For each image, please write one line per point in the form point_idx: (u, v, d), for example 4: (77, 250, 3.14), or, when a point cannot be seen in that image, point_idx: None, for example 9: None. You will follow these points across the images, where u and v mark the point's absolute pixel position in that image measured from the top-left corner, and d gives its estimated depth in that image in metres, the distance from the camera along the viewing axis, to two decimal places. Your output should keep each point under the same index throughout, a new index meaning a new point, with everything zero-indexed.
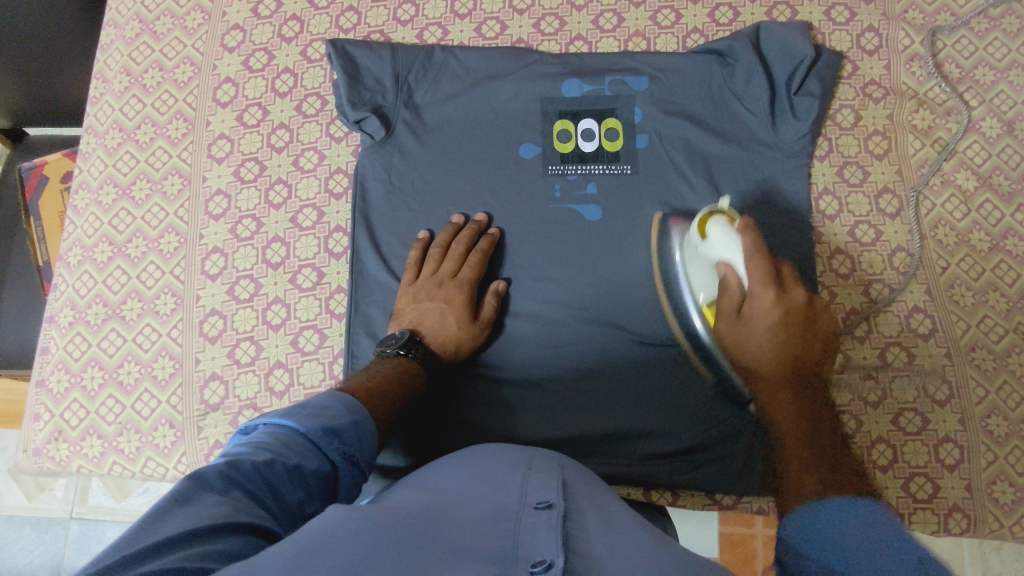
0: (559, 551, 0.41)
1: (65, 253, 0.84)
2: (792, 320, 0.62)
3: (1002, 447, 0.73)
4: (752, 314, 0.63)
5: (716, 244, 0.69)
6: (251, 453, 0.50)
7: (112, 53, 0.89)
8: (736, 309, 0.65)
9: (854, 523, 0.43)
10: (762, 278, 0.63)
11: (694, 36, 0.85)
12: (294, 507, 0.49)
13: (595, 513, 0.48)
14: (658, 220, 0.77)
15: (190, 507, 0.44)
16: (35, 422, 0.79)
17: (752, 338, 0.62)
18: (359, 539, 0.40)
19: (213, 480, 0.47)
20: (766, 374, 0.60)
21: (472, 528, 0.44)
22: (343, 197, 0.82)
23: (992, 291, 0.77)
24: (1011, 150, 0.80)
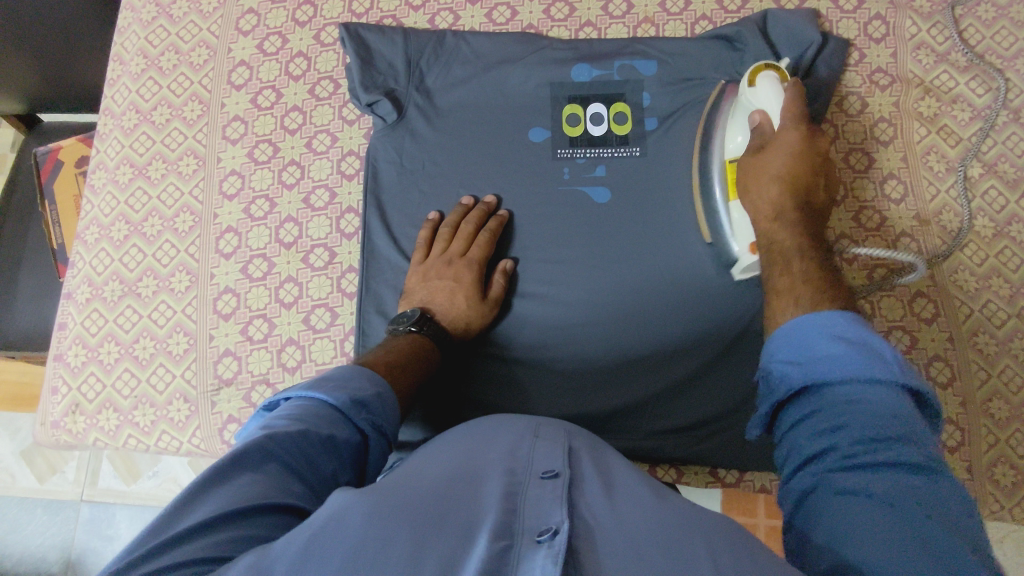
0: (563, 519, 0.42)
1: (82, 231, 0.85)
2: (811, 161, 0.65)
3: (1002, 429, 0.74)
4: (778, 148, 0.65)
5: (759, 94, 0.69)
6: (286, 424, 0.50)
7: (129, 36, 0.90)
8: (760, 148, 0.67)
9: (840, 342, 0.49)
10: (794, 121, 0.65)
11: (703, 23, 0.86)
12: (329, 475, 0.50)
13: (599, 479, 0.48)
14: (721, 87, 0.79)
15: (227, 485, 0.45)
16: (53, 395, 0.81)
17: (770, 168, 0.65)
18: (369, 520, 0.41)
19: (253, 454, 0.47)
20: (774, 212, 0.64)
21: (479, 501, 0.45)
22: (355, 178, 0.83)
23: (996, 277, 0.77)
24: (1016, 138, 0.81)
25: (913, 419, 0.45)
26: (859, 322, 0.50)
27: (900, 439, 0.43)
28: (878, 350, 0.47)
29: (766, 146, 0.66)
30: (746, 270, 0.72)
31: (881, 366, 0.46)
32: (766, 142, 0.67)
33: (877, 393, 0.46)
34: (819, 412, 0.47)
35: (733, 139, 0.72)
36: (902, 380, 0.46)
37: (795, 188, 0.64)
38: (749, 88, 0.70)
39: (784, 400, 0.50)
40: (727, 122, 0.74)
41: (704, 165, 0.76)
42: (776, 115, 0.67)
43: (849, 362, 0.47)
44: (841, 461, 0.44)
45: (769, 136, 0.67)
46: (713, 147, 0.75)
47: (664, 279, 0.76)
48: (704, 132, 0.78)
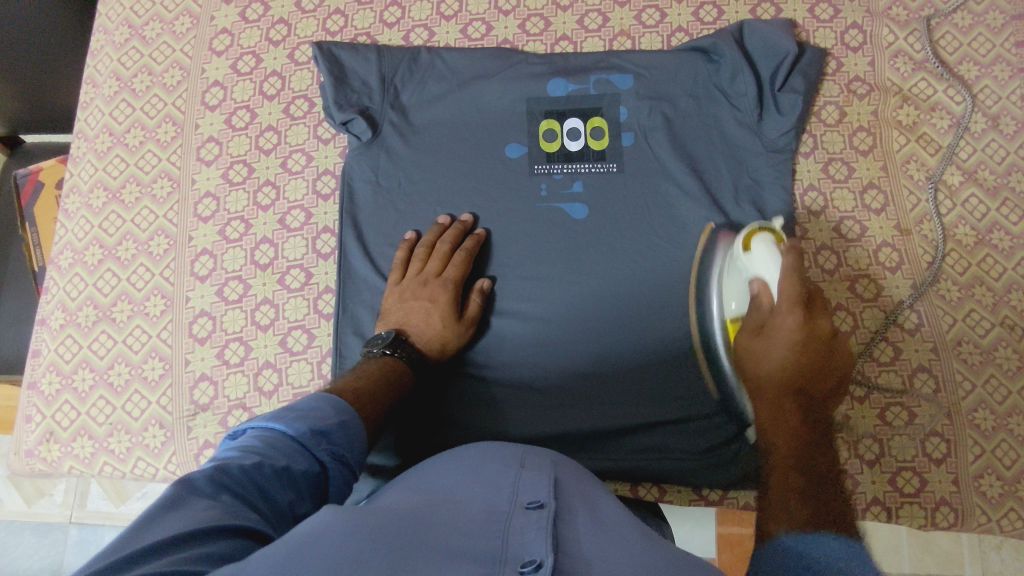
0: (548, 551, 0.41)
1: (56, 256, 0.84)
2: (812, 347, 0.63)
3: (989, 441, 0.73)
4: (776, 332, 0.64)
5: (756, 259, 0.69)
6: (239, 456, 0.50)
7: (102, 59, 0.90)
8: (758, 325, 0.66)
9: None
10: (789, 301, 0.63)
11: (679, 35, 0.85)
12: (284, 507, 0.49)
13: (586, 513, 0.48)
14: (707, 232, 0.76)
15: (181, 510, 0.44)
16: (27, 423, 0.79)
17: (770, 356, 0.64)
18: (351, 541, 0.40)
19: (203, 485, 0.47)
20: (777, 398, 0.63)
21: (463, 526, 0.44)
22: (331, 198, 0.82)
23: (979, 285, 0.77)
24: (996, 145, 0.80)
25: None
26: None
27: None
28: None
29: (765, 328, 0.65)
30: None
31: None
32: (767, 320, 0.65)
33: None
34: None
35: (730, 304, 0.72)
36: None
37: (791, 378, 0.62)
38: (744, 253, 0.71)
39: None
40: (722, 281, 0.73)
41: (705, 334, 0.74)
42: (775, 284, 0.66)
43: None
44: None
45: (768, 312, 0.66)
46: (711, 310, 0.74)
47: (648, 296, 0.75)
48: (698, 278, 0.75)
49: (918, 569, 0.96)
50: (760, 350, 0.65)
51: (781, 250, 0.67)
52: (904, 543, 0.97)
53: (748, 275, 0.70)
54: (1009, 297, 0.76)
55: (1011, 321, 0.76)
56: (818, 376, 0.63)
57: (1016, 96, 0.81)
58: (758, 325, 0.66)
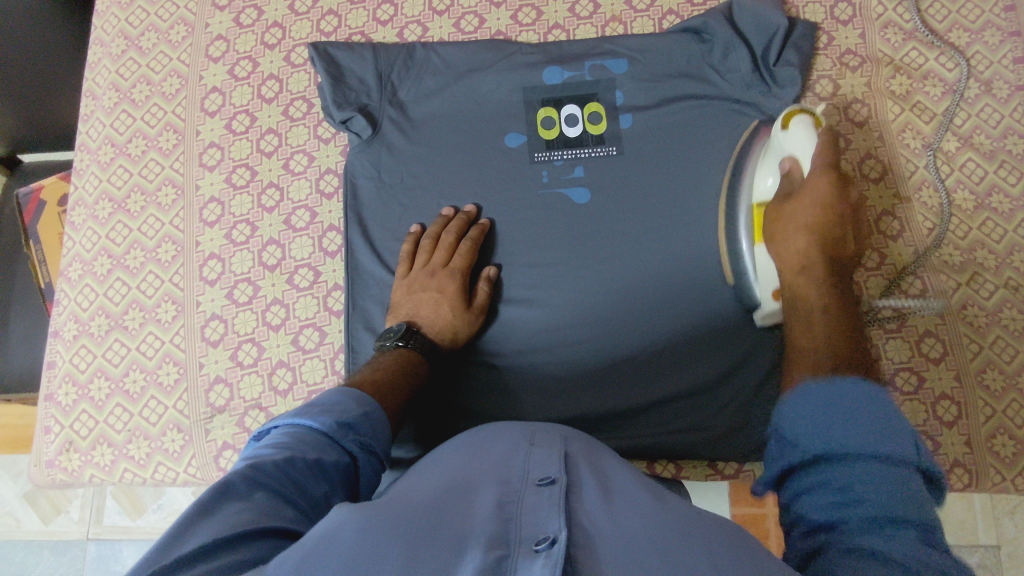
0: (561, 526, 0.41)
1: (65, 268, 0.85)
2: (841, 210, 0.63)
3: (999, 401, 0.74)
4: (808, 195, 0.64)
5: (793, 138, 0.67)
6: (271, 453, 0.50)
7: (100, 71, 0.90)
8: (786, 196, 0.66)
9: (844, 404, 0.43)
10: (822, 167, 0.64)
11: (670, 18, 0.86)
12: (320, 498, 0.50)
13: (596, 482, 0.48)
14: (750, 129, 0.77)
15: (220, 511, 0.44)
16: (46, 435, 0.80)
17: (799, 216, 0.63)
18: (365, 536, 0.40)
19: (239, 485, 0.47)
20: (800, 261, 0.62)
21: (474, 510, 0.44)
22: (334, 196, 0.83)
23: (981, 249, 0.78)
24: (990, 109, 0.81)
25: (931, 507, 0.38)
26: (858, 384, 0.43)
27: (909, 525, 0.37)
28: (892, 420, 0.41)
29: (793, 194, 0.65)
30: (769, 315, 0.71)
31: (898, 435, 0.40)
32: (795, 188, 0.66)
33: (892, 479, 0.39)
34: (824, 488, 0.41)
35: (762, 181, 0.70)
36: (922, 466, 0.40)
37: (822, 233, 0.62)
38: (782, 132, 0.68)
39: (788, 469, 0.44)
40: (758, 164, 0.72)
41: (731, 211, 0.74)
42: (809, 159, 0.65)
43: (856, 437, 0.41)
44: (843, 555, 0.37)
45: (798, 184, 0.66)
46: (743, 189, 0.73)
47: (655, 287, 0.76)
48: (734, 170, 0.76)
49: None
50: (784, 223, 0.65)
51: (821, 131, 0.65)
52: None
53: (781, 155, 0.69)
54: (1011, 258, 0.77)
55: (1014, 282, 0.76)
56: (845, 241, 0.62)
57: (1007, 60, 0.82)
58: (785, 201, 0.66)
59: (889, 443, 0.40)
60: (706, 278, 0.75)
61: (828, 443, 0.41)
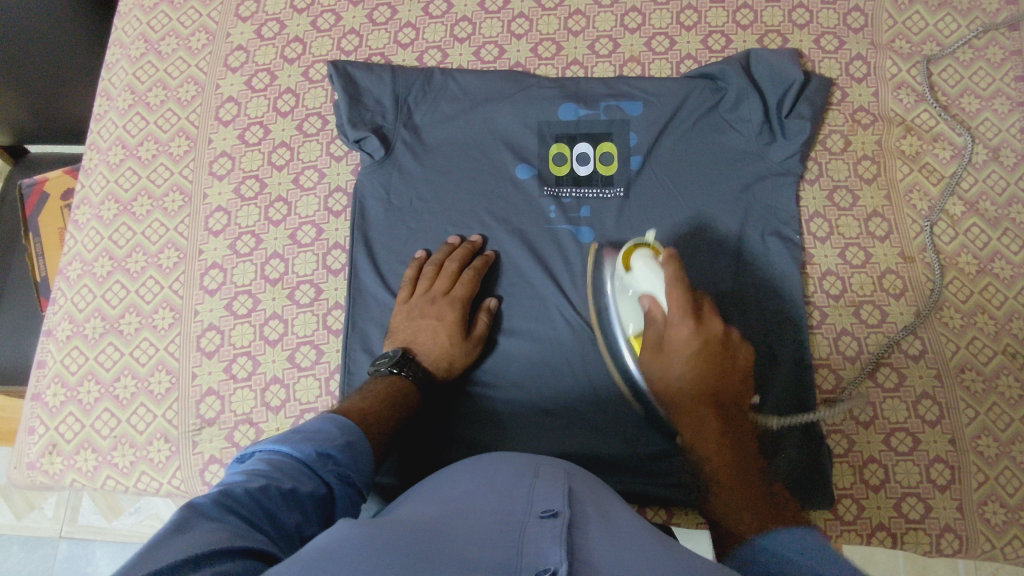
0: (561, 556, 0.40)
1: (64, 267, 0.84)
2: (709, 353, 0.66)
3: (992, 467, 0.74)
4: (674, 350, 0.66)
5: (640, 278, 0.69)
6: (244, 480, 0.49)
7: (117, 72, 0.91)
8: (655, 339, 0.68)
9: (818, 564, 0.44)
10: (679, 310, 0.66)
11: (688, 62, 0.87)
12: (291, 530, 0.48)
13: (600, 519, 0.47)
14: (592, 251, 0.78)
15: (188, 534, 0.42)
16: (30, 435, 0.79)
17: (672, 376, 0.66)
18: (363, 556, 0.39)
19: (209, 509, 0.45)
20: (694, 424, 0.65)
21: (475, 539, 0.43)
22: (342, 215, 0.83)
23: (980, 313, 0.78)
24: (996, 176, 0.82)
25: None
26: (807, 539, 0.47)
27: None
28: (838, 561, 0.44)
29: (664, 346, 0.67)
30: None
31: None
32: (662, 338, 0.68)
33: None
34: None
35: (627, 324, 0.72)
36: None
37: (699, 388, 0.65)
38: (626, 273, 0.72)
39: None
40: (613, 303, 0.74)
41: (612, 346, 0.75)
42: (663, 299, 0.67)
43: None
44: None
45: (662, 328, 0.68)
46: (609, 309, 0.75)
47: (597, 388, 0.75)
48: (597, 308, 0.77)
49: None
50: (662, 379, 0.67)
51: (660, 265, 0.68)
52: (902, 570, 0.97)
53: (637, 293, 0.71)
54: (1011, 325, 0.77)
55: (1012, 349, 0.77)
56: (725, 379, 0.66)
57: (1015, 129, 0.83)
58: (657, 341, 0.68)
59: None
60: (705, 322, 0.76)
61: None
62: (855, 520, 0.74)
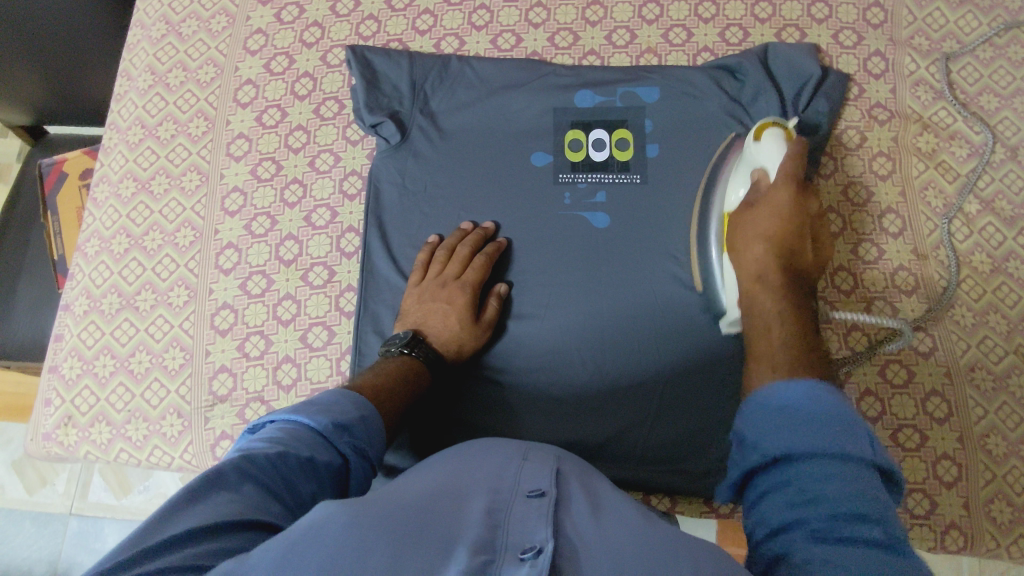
0: (548, 537, 0.41)
1: (83, 243, 0.86)
2: (799, 223, 0.62)
3: (999, 466, 0.74)
4: (768, 206, 0.64)
5: (764, 150, 0.69)
6: (265, 446, 0.50)
7: (138, 53, 0.92)
8: (751, 201, 0.66)
9: (805, 408, 0.45)
10: (785, 180, 0.64)
11: (705, 54, 0.87)
12: (308, 497, 0.49)
13: (586, 499, 0.48)
14: (727, 142, 0.79)
15: (202, 502, 0.44)
16: (46, 407, 0.80)
17: (757, 227, 0.63)
18: (354, 531, 0.39)
19: (228, 475, 0.46)
20: (758, 272, 0.61)
21: (456, 511, 0.44)
22: (357, 198, 0.84)
23: (993, 312, 0.78)
24: (1013, 175, 0.82)
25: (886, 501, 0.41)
26: (814, 384, 0.46)
27: (866, 520, 0.39)
28: (842, 418, 0.44)
29: (757, 203, 0.65)
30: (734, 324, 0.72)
31: (847, 442, 0.42)
32: (757, 200, 0.66)
33: (856, 474, 0.41)
34: (788, 488, 0.43)
35: (735, 192, 0.72)
36: (875, 461, 0.42)
37: (781, 242, 0.61)
38: (754, 144, 0.71)
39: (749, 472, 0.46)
40: (732, 176, 0.74)
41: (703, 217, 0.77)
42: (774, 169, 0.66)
43: (813, 433, 0.43)
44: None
45: (761, 192, 0.66)
46: (715, 199, 0.76)
47: (632, 304, 0.76)
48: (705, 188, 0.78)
49: None
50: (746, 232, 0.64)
51: (788, 143, 0.67)
52: None
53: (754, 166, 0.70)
54: None
55: None
56: (805, 244, 0.62)
57: None
58: (752, 202, 0.66)
59: (841, 443, 0.42)
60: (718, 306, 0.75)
61: (781, 444, 0.44)
62: None
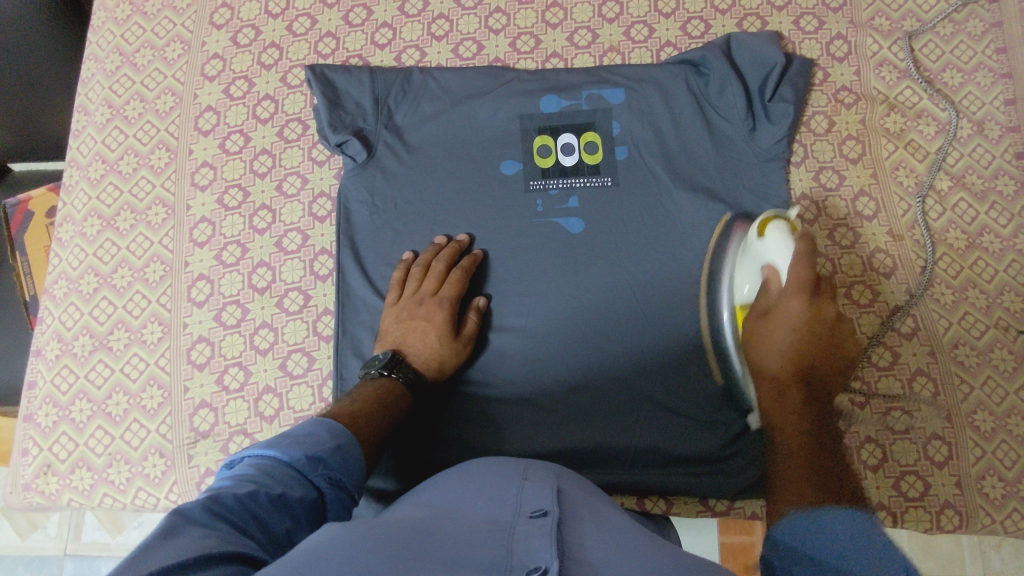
0: (553, 557, 0.40)
1: (50, 286, 0.84)
2: (815, 331, 0.61)
3: (989, 442, 0.74)
4: (781, 318, 0.62)
5: (770, 246, 0.67)
6: (234, 485, 0.49)
7: (94, 87, 0.90)
8: (765, 308, 0.64)
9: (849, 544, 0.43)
10: (797, 287, 0.61)
11: (668, 50, 0.86)
12: (281, 534, 0.48)
13: (587, 518, 0.47)
14: (723, 222, 0.77)
15: (177, 538, 0.42)
16: (24, 456, 0.78)
17: (772, 340, 0.62)
18: (353, 554, 0.39)
19: (198, 515, 0.45)
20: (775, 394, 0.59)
21: (462, 535, 0.43)
22: (327, 220, 0.82)
23: (972, 288, 0.78)
24: (981, 150, 0.82)
25: None
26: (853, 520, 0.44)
27: None
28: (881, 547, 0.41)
29: (770, 313, 0.63)
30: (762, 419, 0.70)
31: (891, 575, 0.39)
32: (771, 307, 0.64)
33: None
34: None
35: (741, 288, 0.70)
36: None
37: (797, 357, 0.60)
38: (759, 240, 0.68)
39: None
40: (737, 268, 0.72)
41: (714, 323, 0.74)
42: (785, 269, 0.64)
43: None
44: None
45: (775, 298, 0.64)
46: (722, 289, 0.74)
47: (610, 301, 0.76)
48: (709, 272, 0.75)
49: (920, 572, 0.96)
50: (760, 340, 0.63)
51: (790, 241, 0.65)
52: (906, 546, 0.97)
53: (762, 260, 0.68)
54: (1002, 299, 0.77)
55: (1005, 322, 0.77)
56: (823, 350, 0.61)
57: (999, 102, 0.83)
58: (764, 309, 0.64)
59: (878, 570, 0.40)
60: (697, 299, 0.75)
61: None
62: None
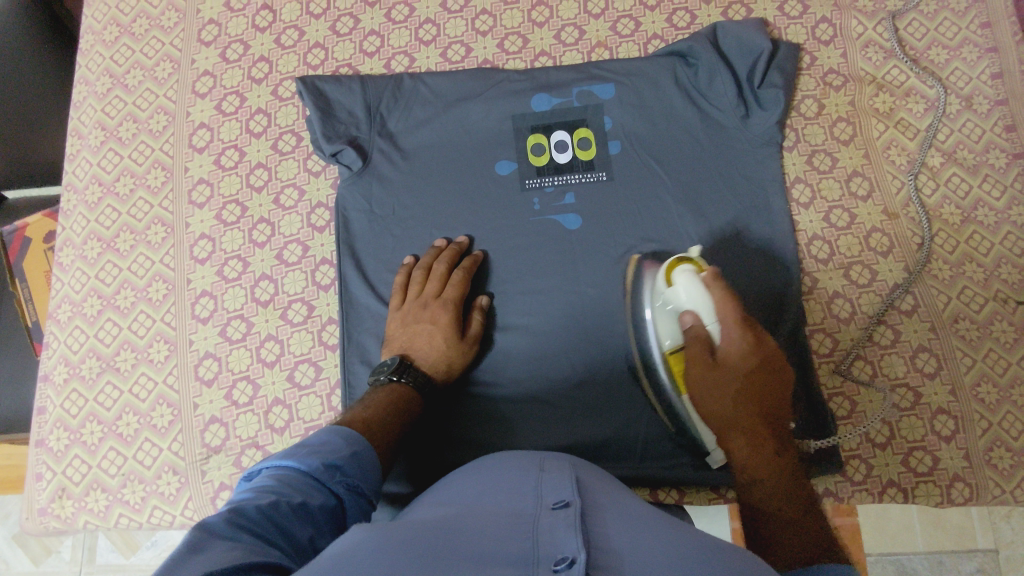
0: (580, 547, 0.40)
1: (54, 310, 0.84)
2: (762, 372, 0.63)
3: (994, 413, 0.75)
4: (725, 365, 0.63)
5: (683, 293, 0.67)
6: (255, 497, 0.49)
7: (86, 110, 0.90)
8: (705, 355, 0.64)
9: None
10: (734, 325, 0.63)
11: (655, 42, 0.87)
12: (305, 542, 0.48)
13: (606, 505, 0.48)
14: (634, 261, 0.77)
15: (202, 554, 0.42)
16: (38, 481, 0.79)
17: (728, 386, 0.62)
18: (381, 556, 0.39)
19: (221, 529, 0.45)
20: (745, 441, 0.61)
21: (487, 531, 0.43)
22: (326, 229, 0.83)
23: (968, 262, 0.78)
24: (971, 124, 0.82)
25: None
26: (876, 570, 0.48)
27: None
28: None
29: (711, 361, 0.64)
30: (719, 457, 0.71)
31: None
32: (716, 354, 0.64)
33: None
34: None
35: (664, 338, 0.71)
36: None
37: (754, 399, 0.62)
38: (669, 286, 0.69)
39: None
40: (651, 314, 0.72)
41: (647, 362, 0.74)
42: (710, 316, 0.65)
43: None
44: None
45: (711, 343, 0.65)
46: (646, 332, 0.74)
47: (610, 296, 0.76)
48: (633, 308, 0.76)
49: (933, 546, 0.97)
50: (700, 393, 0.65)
51: (706, 280, 0.65)
52: (918, 521, 0.98)
53: (677, 308, 0.69)
54: (999, 272, 0.78)
55: (1003, 294, 0.77)
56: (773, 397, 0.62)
57: (986, 75, 0.83)
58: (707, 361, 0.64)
59: None
60: None
61: None
62: (866, 480, 0.74)
